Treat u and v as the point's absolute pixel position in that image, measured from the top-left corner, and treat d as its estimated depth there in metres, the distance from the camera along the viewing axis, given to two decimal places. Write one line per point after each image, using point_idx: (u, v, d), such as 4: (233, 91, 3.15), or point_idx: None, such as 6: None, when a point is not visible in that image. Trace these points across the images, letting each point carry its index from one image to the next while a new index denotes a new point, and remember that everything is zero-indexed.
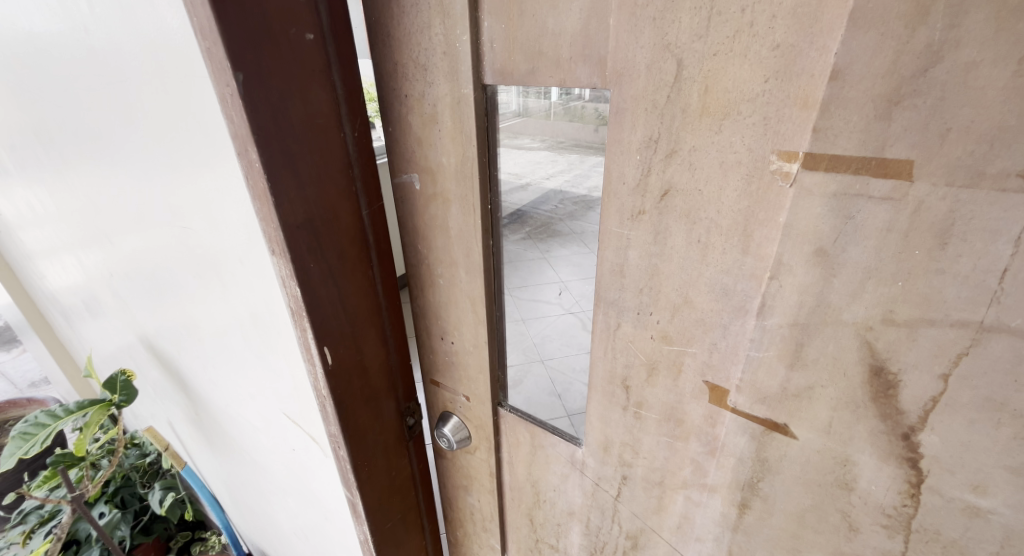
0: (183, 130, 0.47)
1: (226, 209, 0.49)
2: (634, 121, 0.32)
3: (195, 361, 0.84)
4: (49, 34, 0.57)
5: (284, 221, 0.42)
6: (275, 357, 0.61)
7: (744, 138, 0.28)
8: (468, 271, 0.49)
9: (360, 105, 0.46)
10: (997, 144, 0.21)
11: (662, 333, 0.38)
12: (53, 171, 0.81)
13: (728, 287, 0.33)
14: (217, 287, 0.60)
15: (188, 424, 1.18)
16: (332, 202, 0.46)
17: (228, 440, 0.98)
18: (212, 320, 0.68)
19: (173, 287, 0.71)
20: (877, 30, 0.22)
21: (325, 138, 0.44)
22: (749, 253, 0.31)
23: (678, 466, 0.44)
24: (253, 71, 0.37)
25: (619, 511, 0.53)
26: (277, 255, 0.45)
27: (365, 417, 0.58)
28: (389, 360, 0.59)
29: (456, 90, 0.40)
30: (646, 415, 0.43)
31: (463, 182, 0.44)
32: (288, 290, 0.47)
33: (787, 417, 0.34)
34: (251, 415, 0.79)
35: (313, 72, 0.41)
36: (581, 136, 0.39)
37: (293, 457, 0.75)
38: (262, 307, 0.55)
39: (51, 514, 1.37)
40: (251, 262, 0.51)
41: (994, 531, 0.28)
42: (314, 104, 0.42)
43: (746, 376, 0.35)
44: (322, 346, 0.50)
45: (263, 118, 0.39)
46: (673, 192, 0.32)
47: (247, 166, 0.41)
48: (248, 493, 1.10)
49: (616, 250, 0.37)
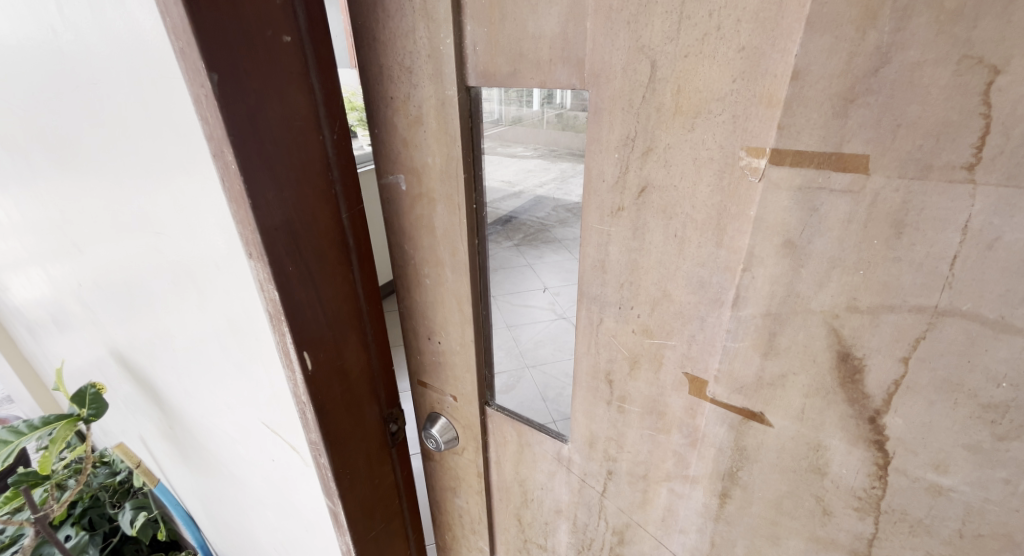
0: (157, 136, 0.47)
1: (201, 212, 0.49)
2: (611, 120, 0.33)
3: (170, 373, 0.83)
4: (16, 38, 0.56)
5: (261, 224, 0.43)
6: (252, 365, 0.61)
7: (715, 137, 0.29)
8: (455, 270, 0.50)
9: (340, 108, 0.47)
10: (942, 139, 0.23)
11: (643, 327, 0.39)
12: (21, 181, 0.80)
13: (703, 279, 0.34)
14: (193, 294, 0.60)
15: (161, 439, 1.16)
16: (311, 205, 0.47)
17: (204, 454, 0.96)
18: (187, 328, 0.67)
19: (146, 296, 0.71)
20: (832, 33, 0.24)
21: (303, 141, 0.44)
22: (723, 246, 0.32)
23: (662, 459, 0.45)
24: (228, 72, 0.38)
25: (605, 506, 0.54)
26: (255, 258, 0.45)
27: (347, 420, 0.58)
28: (371, 365, 0.60)
29: (441, 92, 0.41)
30: (629, 409, 0.44)
31: (449, 182, 0.45)
32: (267, 293, 0.47)
33: (763, 405, 0.35)
34: (228, 426, 0.79)
35: (290, 74, 0.42)
36: (574, 145, 0.39)
37: (273, 468, 0.75)
38: (240, 313, 0.55)
39: (13, 538, 1.33)
40: (228, 267, 0.51)
41: (956, 509, 0.30)
42: (292, 106, 0.43)
43: (723, 366, 0.36)
44: (301, 350, 0.50)
45: (239, 119, 0.39)
46: (650, 189, 0.33)
47: (223, 168, 0.41)
48: (225, 509, 1.09)
49: (597, 246, 0.38)
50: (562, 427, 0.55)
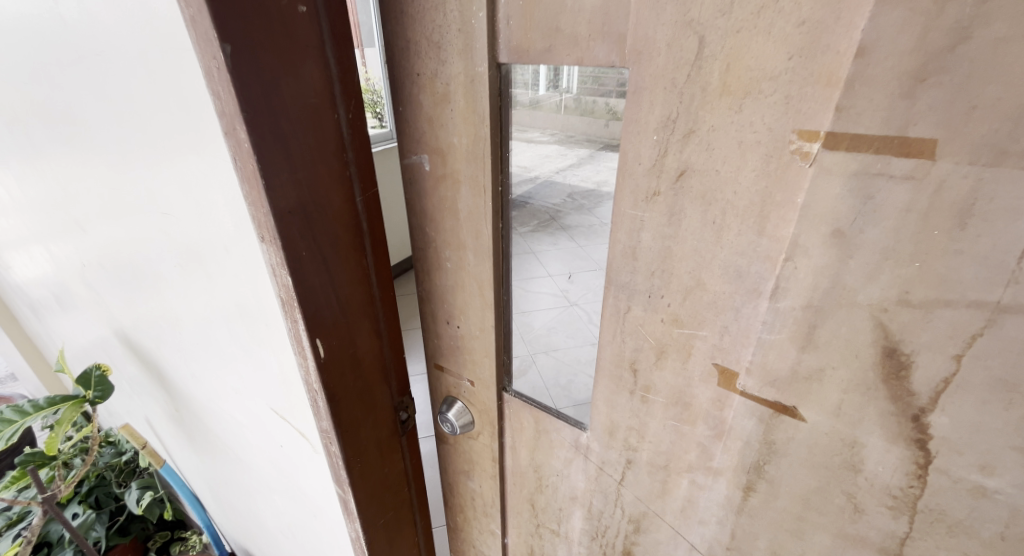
0: (165, 113, 0.47)
1: (209, 193, 0.49)
2: (652, 100, 0.32)
3: (176, 355, 0.84)
4: (17, 8, 0.56)
5: (274, 206, 0.42)
6: (261, 350, 0.61)
7: (764, 118, 0.28)
8: (477, 254, 0.49)
9: (355, 86, 0.45)
10: (1022, 122, 0.21)
11: (673, 316, 0.39)
12: (22, 156, 0.80)
13: (741, 269, 0.33)
14: (199, 277, 0.60)
15: (167, 422, 1.17)
16: (326, 188, 0.46)
17: (211, 436, 0.97)
18: (195, 313, 0.67)
19: (151, 277, 0.71)
20: (906, 6, 0.22)
21: (318, 119, 0.43)
22: (765, 234, 0.31)
23: (684, 450, 0.44)
24: (242, 44, 0.36)
25: (622, 494, 0.54)
26: (267, 243, 0.44)
27: (357, 408, 0.58)
28: (382, 353, 0.59)
29: (470, 68, 0.40)
30: (653, 398, 0.44)
31: (475, 163, 0.44)
32: (279, 280, 0.46)
33: (796, 399, 0.34)
34: (235, 409, 0.79)
35: (306, 47, 0.40)
36: (591, 130, 0.42)
37: (281, 453, 0.75)
38: (249, 297, 0.55)
39: (21, 516, 1.35)
40: (237, 249, 0.51)
41: (1000, 511, 0.29)
42: (308, 82, 0.41)
43: (756, 359, 0.35)
44: (314, 338, 0.49)
45: (252, 94, 0.38)
46: (689, 172, 0.32)
47: (235, 147, 0.40)
48: (231, 491, 1.10)
49: (628, 233, 0.38)
50: (566, 406, 0.56)
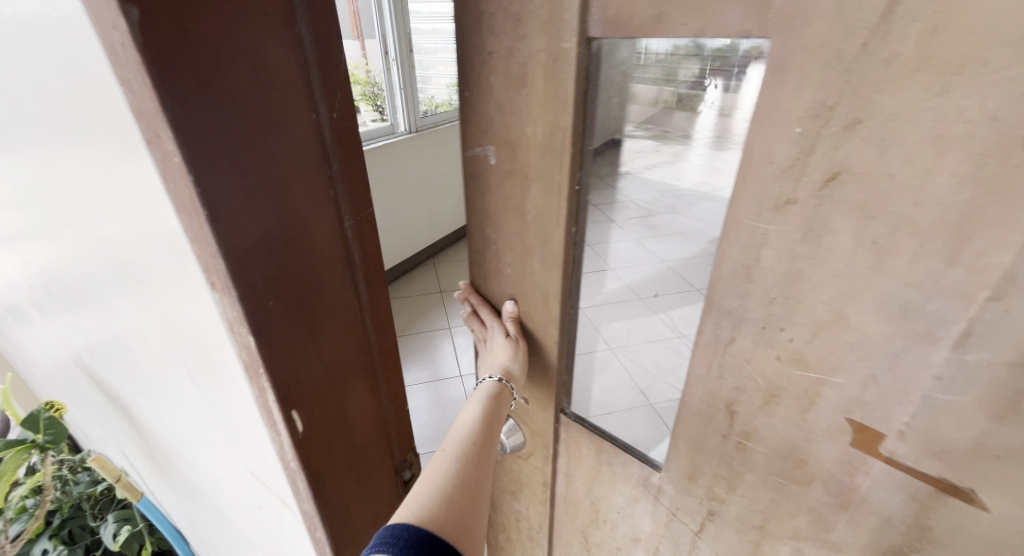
0: (80, 133, 0.38)
1: (141, 226, 0.40)
2: (800, 81, 0.24)
3: (134, 391, 0.76)
4: None
5: (224, 243, 0.33)
6: (223, 405, 0.53)
7: (985, 101, 0.20)
8: (543, 261, 0.43)
9: (339, 79, 0.38)
10: None
11: (793, 355, 0.31)
12: None
13: (910, 305, 0.25)
14: (148, 318, 0.51)
15: (144, 457, 1.03)
16: (304, 210, 0.38)
17: (183, 478, 0.90)
18: (150, 349, 0.57)
19: (98, 308, 0.62)
20: None
21: (290, 123, 0.35)
22: (958, 263, 0.23)
23: (789, 513, 0.36)
24: (167, 17, 0.27)
25: (698, 548, 0.46)
26: (218, 291, 0.35)
27: (339, 467, 0.51)
28: (367, 402, 0.52)
29: (554, 45, 0.33)
30: (753, 448, 0.36)
31: (551, 157, 0.37)
32: (238, 336, 0.38)
33: (974, 480, 0.26)
34: (202, 456, 0.71)
35: (263, 26, 0.32)
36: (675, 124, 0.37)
37: (257, 507, 0.68)
38: (204, 348, 0.46)
39: None
40: (189, 289, 0.40)
41: None
42: (268, 64, 0.33)
43: (917, 422, 0.27)
44: (285, 400, 0.41)
45: (183, 87, 0.28)
46: (846, 175, 0.24)
47: (163, 162, 0.31)
48: (209, 535, 1.03)
49: (743, 248, 0.30)
50: (620, 432, 0.50)
